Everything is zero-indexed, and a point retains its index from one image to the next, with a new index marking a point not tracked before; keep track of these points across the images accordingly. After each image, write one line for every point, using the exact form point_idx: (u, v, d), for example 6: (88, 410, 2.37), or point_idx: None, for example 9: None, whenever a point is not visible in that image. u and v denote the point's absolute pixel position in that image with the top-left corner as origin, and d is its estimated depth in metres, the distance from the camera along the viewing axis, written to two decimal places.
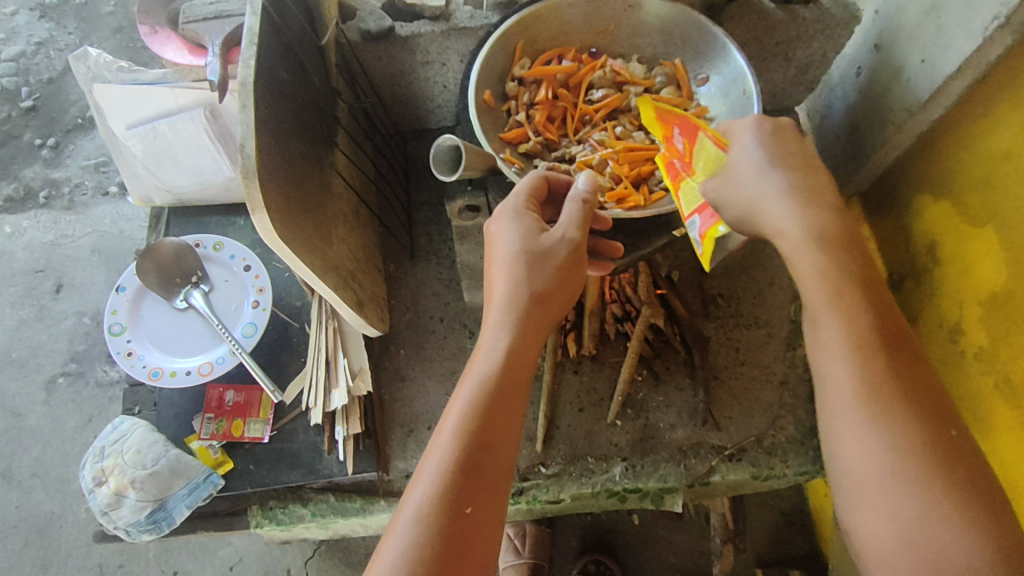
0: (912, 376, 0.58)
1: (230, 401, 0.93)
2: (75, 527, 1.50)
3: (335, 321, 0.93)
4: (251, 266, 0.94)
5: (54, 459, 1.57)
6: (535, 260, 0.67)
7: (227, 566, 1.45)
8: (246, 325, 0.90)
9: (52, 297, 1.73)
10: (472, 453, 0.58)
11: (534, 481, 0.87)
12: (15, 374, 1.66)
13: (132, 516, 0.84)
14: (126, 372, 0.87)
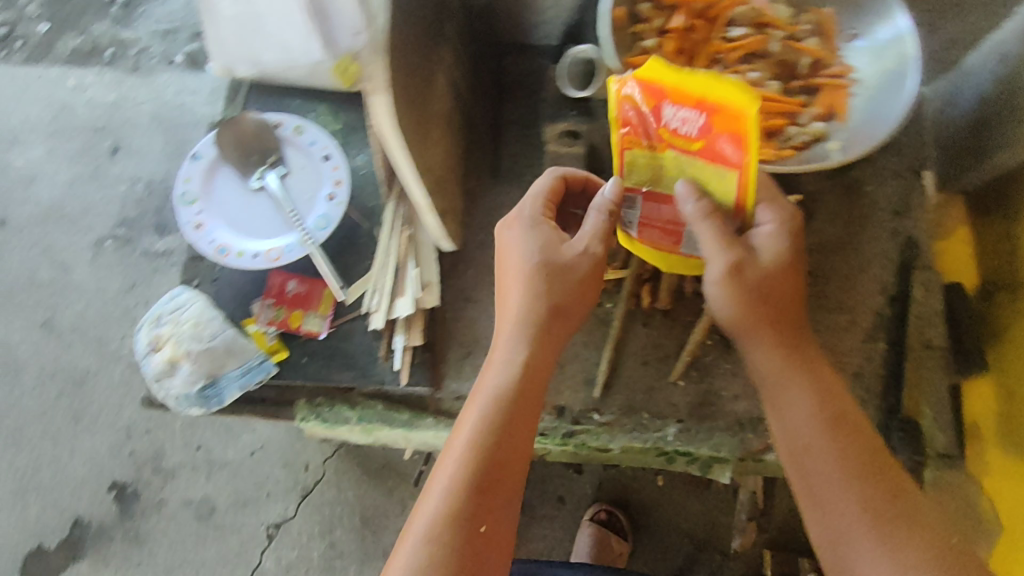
0: (849, 472, 0.68)
1: (292, 291, 0.92)
2: (108, 387, 1.54)
3: (409, 229, 0.89)
4: (330, 158, 0.92)
5: (95, 318, 1.59)
6: (550, 276, 0.73)
7: (249, 450, 1.47)
8: (319, 217, 0.89)
9: (109, 159, 1.72)
10: (480, 468, 0.67)
11: (585, 426, 0.87)
12: (66, 228, 1.66)
13: (183, 386, 0.86)
14: (194, 244, 0.88)
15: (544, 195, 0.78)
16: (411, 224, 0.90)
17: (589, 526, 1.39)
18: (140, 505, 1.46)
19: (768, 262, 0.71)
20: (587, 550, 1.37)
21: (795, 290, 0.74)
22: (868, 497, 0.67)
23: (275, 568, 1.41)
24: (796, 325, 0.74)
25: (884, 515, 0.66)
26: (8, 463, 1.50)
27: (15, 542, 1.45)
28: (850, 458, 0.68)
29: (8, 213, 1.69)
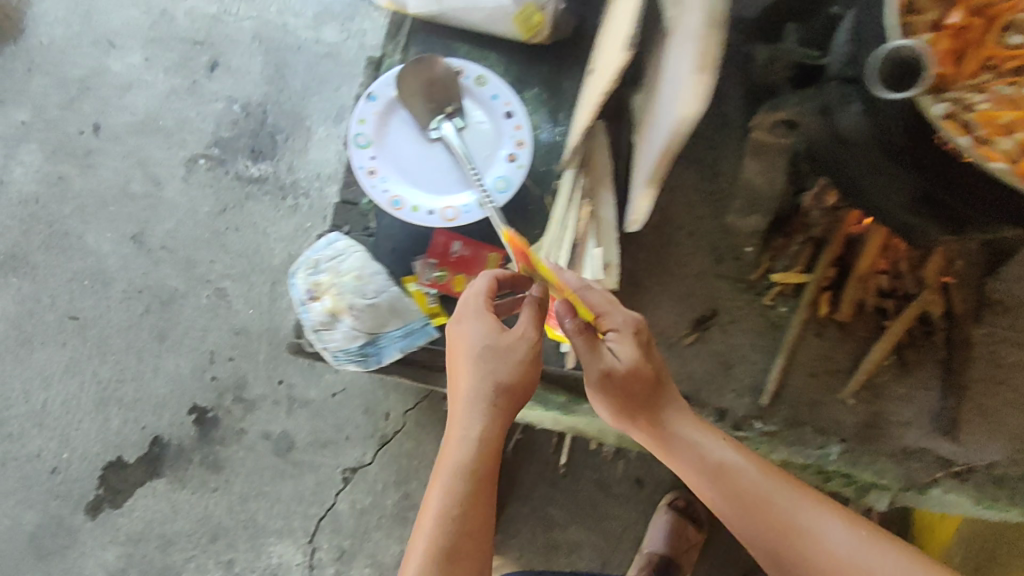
0: (764, 505, 0.79)
1: (456, 254, 0.94)
2: (195, 310, 1.52)
3: (591, 204, 0.89)
4: (513, 115, 0.89)
5: (186, 239, 1.56)
6: (494, 357, 0.81)
7: (330, 392, 1.47)
8: (497, 179, 0.87)
9: (206, 75, 1.63)
10: (458, 525, 0.75)
11: (749, 433, 0.99)
12: (161, 142, 1.61)
13: (345, 341, 0.91)
14: (367, 192, 0.87)
15: (480, 297, 0.85)
16: (593, 200, 0.89)
17: (665, 512, 1.37)
18: (220, 431, 1.46)
19: (623, 363, 0.83)
20: (664, 534, 1.34)
21: (657, 377, 0.86)
22: (792, 524, 0.77)
23: (349, 510, 1.42)
24: (665, 402, 0.85)
25: (796, 529, 0.77)
26: (91, 373, 1.50)
27: (95, 452, 1.46)
28: (746, 483, 0.81)
29: (103, 119, 1.64)
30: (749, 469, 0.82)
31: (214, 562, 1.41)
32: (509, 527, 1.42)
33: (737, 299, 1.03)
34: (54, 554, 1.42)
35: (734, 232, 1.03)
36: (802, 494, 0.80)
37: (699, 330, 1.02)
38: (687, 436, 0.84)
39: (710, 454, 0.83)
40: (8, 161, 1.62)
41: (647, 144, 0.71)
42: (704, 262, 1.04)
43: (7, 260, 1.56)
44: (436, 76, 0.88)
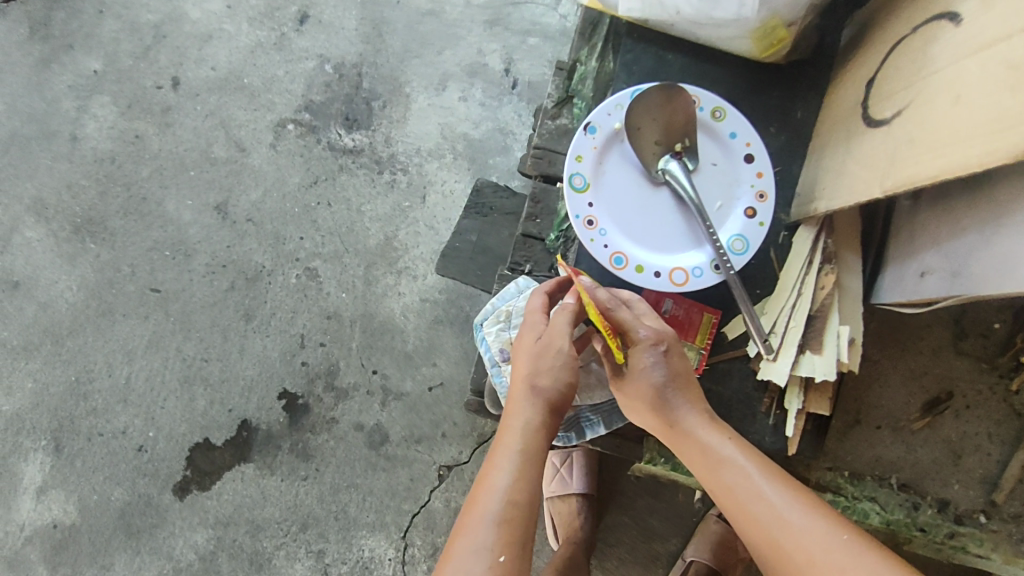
0: (774, 516, 0.65)
1: (668, 312, 0.83)
2: (283, 290, 1.43)
3: (836, 270, 0.77)
4: (755, 160, 0.75)
5: (273, 211, 1.46)
6: (539, 360, 0.76)
7: (427, 385, 1.40)
8: (734, 237, 0.74)
9: (295, 28, 1.51)
10: (503, 507, 0.66)
11: (970, 527, 0.88)
12: (245, 102, 1.50)
13: None
14: (587, 246, 0.73)
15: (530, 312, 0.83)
16: (838, 263, 0.78)
17: (714, 521, 1.29)
18: (311, 419, 1.40)
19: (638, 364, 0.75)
20: (714, 545, 1.26)
21: (683, 375, 0.75)
22: (798, 537, 0.64)
23: (444, 509, 1.37)
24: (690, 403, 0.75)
25: (793, 543, 0.63)
26: (176, 350, 1.43)
27: (182, 432, 1.41)
28: (763, 491, 0.67)
29: (181, 73, 1.51)
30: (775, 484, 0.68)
31: (304, 552, 1.37)
32: (607, 536, 1.36)
33: (976, 380, 0.91)
34: (143, 532, 1.39)
35: (982, 307, 0.91)
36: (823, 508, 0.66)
37: (931, 414, 0.90)
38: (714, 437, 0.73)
39: (728, 463, 0.70)
40: (79, 115, 1.50)
41: (981, 238, 0.56)
42: (942, 340, 0.91)
43: (85, 224, 1.47)
44: (671, 108, 0.73)
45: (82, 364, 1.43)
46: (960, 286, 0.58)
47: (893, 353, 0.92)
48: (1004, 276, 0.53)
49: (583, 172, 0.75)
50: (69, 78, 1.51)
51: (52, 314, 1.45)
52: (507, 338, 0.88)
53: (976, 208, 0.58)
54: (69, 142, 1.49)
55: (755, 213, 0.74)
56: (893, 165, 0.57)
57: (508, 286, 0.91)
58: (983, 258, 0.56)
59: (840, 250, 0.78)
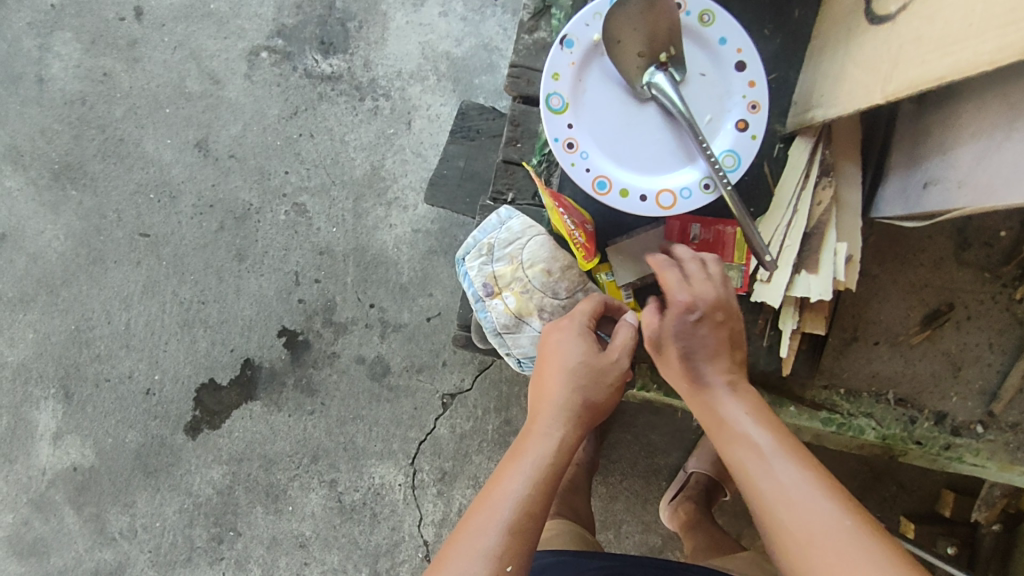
0: (780, 497, 0.63)
1: (696, 237, 0.81)
2: (273, 228, 1.40)
3: (834, 182, 0.74)
4: (747, 68, 0.70)
5: (255, 146, 1.41)
6: (586, 375, 0.75)
7: (425, 315, 1.39)
8: (725, 153, 0.70)
9: None
10: (515, 513, 0.67)
11: (966, 438, 0.88)
12: (213, 31, 1.42)
13: (528, 344, 0.85)
14: (568, 172, 0.70)
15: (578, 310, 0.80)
16: (836, 175, 0.74)
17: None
18: (312, 355, 1.41)
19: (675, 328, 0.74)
20: (714, 458, 1.29)
21: (713, 343, 0.73)
22: (797, 512, 0.62)
23: (449, 435, 1.40)
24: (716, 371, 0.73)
25: (782, 519, 0.62)
26: (172, 294, 1.42)
27: (187, 374, 1.42)
28: (780, 470, 0.65)
29: (143, 2, 1.42)
30: (785, 462, 0.66)
31: (317, 482, 1.41)
32: (609, 453, 1.39)
33: (979, 290, 0.88)
34: (160, 471, 1.43)
35: (987, 216, 0.88)
36: (830, 485, 0.63)
37: (930, 328, 0.88)
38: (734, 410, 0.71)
39: (742, 437, 0.69)
40: (43, 55, 1.43)
41: (991, 144, 0.52)
42: (945, 253, 0.89)
43: (64, 170, 1.43)
44: (655, 14, 0.66)
45: (80, 312, 1.43)
46: (966, 196, 0.55)
47: (893, 267, 0.89)
48: (1016, 181, 0.49)
49: (561, 92, 0.70)
50: (27, 14, 1.43)
51: (44, 265, 1.43)
52: (490, 270, 0.86)
53: (985, 112, 0.53)
54: (36, 85, 1.43)
55: (747, 126, 0.70)
56: (897, 68, 0.53)
57: (490, 218, 0.88)
58: (995, 164, 0.52)
59: (838, 160, 0.74)
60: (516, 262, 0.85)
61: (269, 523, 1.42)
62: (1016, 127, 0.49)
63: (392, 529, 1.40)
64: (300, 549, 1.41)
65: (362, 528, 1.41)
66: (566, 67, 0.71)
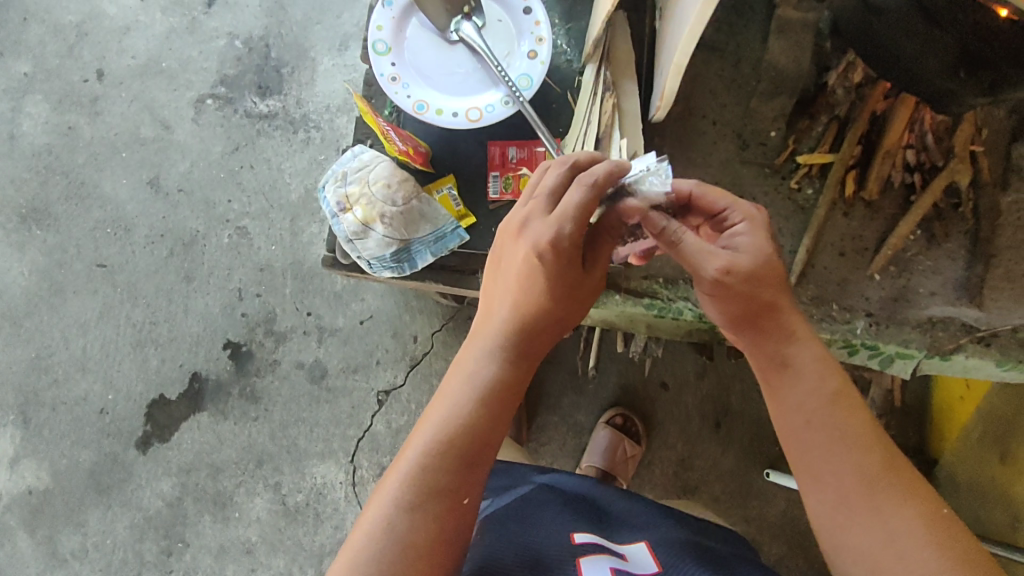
0: (835, 453, 0.63)
1: (514, 158, 0.82)
2: (218, 250, 1.54)
3: (614, 95, 0.75)
4: (533, 10, 0.81)
5: (201, 179, 1.57)
6: (558, 293, 0.68)
7: (358, 319, 1.51)
8: (520, 76, 0.80)
9: (204, 11, 1.63)
10: (458, 438, 0.63)
11: None
12: (165, 85, 1.61)
13: (378, 250, 0.79)
14: (391, 99, 0.80)
15: (550, 190, 0.67)
16: (616, 90, 0.76)
17: (604, 428, 1.40)
18: (255, 364, 1.50)
19: (751, 265, 0.66)
20: (602, 451, 1.37)
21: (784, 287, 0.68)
22: (857, 487, 0.62)
23: (386, 430, 1.47)
24: (787, 315, 0.67)
25: (836, 486, 0.63)
26: (126, 317, 1.54)
27: (139, 392, 1.51)
28: (852, 434, 0.63)
29: (104, 65, 1.63)
30: (836, 416, 0.64)
31: (262, 486, 1.47)
32: (540, 436, 1.46)
33: (763, 184, 0.82)
34: (112, 488, 1.49)
35: (757, 119, 0.83)
36: (874, 441, 0.64)
37: None
38: (807, 360, 0.66)
39: (809, 386, 0.66)
40: (15, 115, 1.62)
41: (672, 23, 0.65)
42: (726, 151, 0.83)
43: (30, 213, 1.58)
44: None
45: (40, 341, 1.54)
46: (662, 71, 0.68)
47: (687, 170, 0.84)
48: (684, 21, 0.57)
49: (384, 39, 0.82)
50: (3, 82, 1.63)
51: (9, 300, 1.56)
52: (339, 189, 0.81)
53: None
54: (8, 142, 1.61)
55: (535, 52, 0.80)
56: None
57: (345, 152, 0.83)
58: (671, 37, 0.65)
59: (618, 80, 0.76)
60: (362, 181, 0.80)
61: (216, 531, 1.46)
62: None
63: (335, 527, 1.45)
64: (246, 556, 1.45)
65: (306, 529, 1.45)
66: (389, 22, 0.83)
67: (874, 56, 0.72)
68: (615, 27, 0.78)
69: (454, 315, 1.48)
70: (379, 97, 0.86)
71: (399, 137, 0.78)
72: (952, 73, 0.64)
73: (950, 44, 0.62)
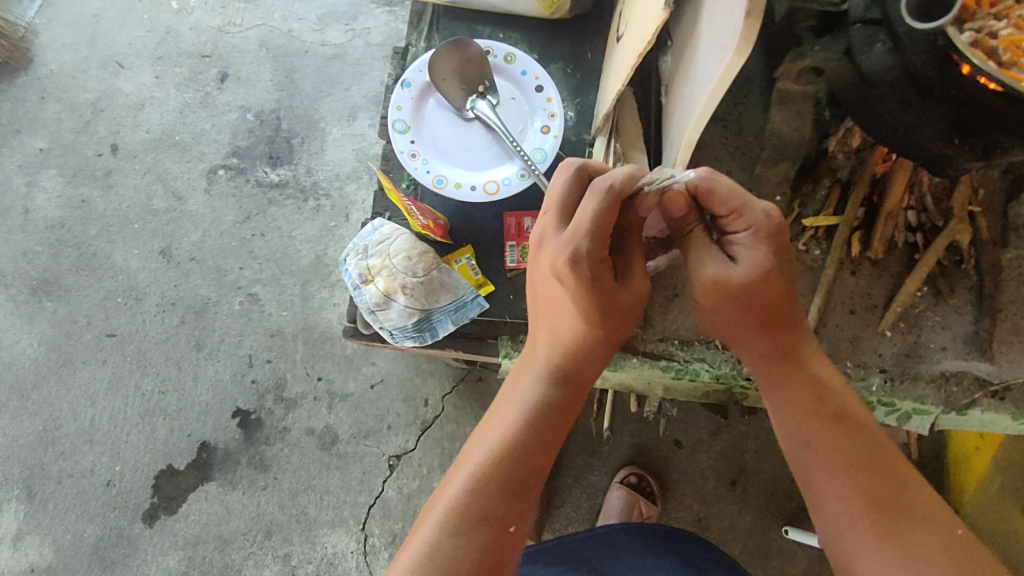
0: (841, 472, 0.66)
1: (530, 229, 0.85)
2: (229, 317, 1.55)
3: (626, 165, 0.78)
4: (544, 88, 0.86)
5: (213, 248, 1.60)
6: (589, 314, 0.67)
7: (369, 383, 1.51)
8: (535, 150, 0.84)
9: (217, 87, 1.69)
10: (497, 464, 0.65)
11: None
12: (178, 157, 1.66)
13: (400, 319, 0.81)
14: (411, 174, 0.83)
15: (560, 203, 0.66)
16: (627, 161, 0.79)
17: (619, 489, 1.38)
18: (264, 431, 1.49)
19: (743, 277, 0.64)
20: (619, 512, 1.36)
21: (785, 304, 0.67)
22: (865, 508, 0.65)
23: (398, 496, 1.45)
24: (791, 332, 0.69)
25: (844, 505, 0.65)
26: (134, 387, 1.54)
27: (146, 462, 1.50)
28: (859, 455, 0.67)
29: (118, 139, 1.68)
30: (842, 436, 0.67)
31: (271, 558, 1.43)
32: (554, 499, 1.44)
33: None
34: (116, 564, 1.45)
35: (762, 185, 0.86)
36: (882, 462, 0.66)
37: None
38: (811, 377, 0.69)
39: (817, 403, 0.69)
40: (29, 190, 1.65)
41: (682, 95, 0.68)
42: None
43: (41, 285, 1.60)
44: (463, 52, 0.84)
45: (48, 413, 1.53)
46: (675, 139, 0.70)
47: None
48: (694, 105, 0.61)
49: (404, 118, 0.86)
50: (19, 158, 1.67)
51: (17, 371, 1.56)
52: (361, 262, 0.83)
53: (684, 71, 0.68)
54: (22, 215, 1.64)
55: (548, 128, 0.85)
56: (625, 57, 0.71)
57: (365, 226, 0.87)
58: (681, 108, 0.68)
59: (628, 151, 0.79)
60: (383, 253, 0.83)
61: None
62: (692, 70, 0.63)
63: None
64: None
65: None
66: (407, 103, 0.87)
67: (871, 122, 0.75)
68: (621, 103, 0.82)
69: (465, 377, 1.49)
70: (397, 171, 0.90)
71: (423, 213, 0.81)
72: (946, 141, 0.69)
73: (944, 114, 0.66)
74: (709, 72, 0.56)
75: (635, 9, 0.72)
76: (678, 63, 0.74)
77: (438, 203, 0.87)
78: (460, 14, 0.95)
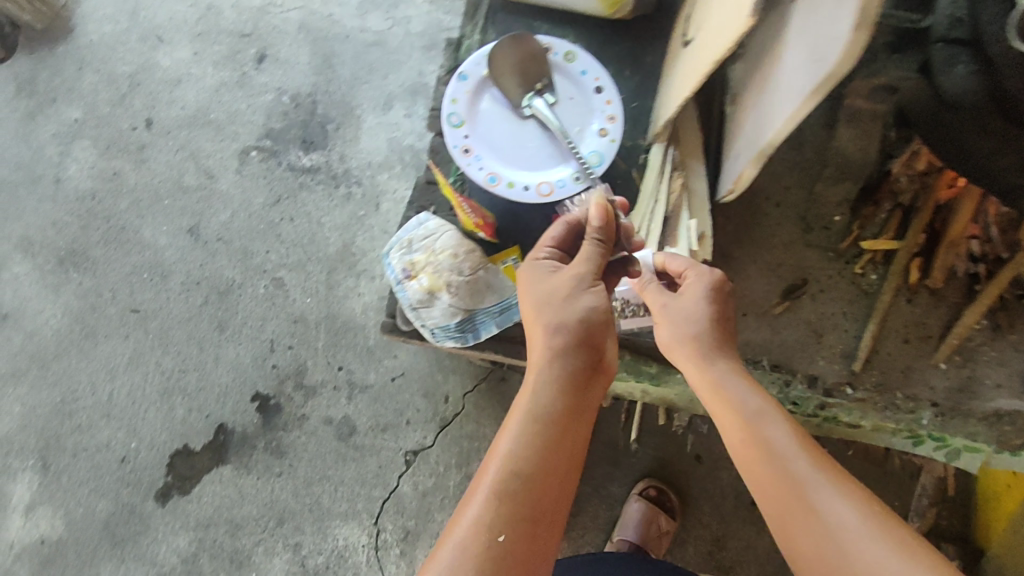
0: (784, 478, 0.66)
1: None
2: (252, 300, 1.54)
3: (683, 175, 0.86)
4: (604, 90, 0.84)
5: (241, 230, 1.58)
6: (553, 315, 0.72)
7: (390, 376, 1.49)
8: (591, 152, 0.82)
9: (254, 67, 1.67)
10: (499, 473, 0.64)
11: (839, 399, 0.85)
12: (212, 135, 1.64)
13: (443, 318, 0.82)
14: (463, 171, 0.81)
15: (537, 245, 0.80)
16: (685, 170, 0.86)
17: (638, 501, 1.36)
18: (282, 418, 1.48)
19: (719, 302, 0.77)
20: (636, 525, 1.33)
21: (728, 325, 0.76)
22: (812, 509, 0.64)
23: (412, 493, 1.43)
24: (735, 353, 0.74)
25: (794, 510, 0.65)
26: (155, 364, 1.53)
27: (162, 441, 1.49)
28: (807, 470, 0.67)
29: (153, 114, 1.67)
30: (780, 441, 0.68)
31: (282, 545, 1.42)
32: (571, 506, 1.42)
33: (826, 267, 0.90)
34: (127, 541, 1.44)
35: (821, 204, 0.91)
36: (823, 466, 0.66)
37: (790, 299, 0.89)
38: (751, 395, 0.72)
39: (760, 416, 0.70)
40: (62, 159, 1.65)
41: (756, 108, 0.65)
42: (791, 234, 0.92)
43: (68, 256, 1.59)
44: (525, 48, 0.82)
45: (67, 385, 1.53)
46: (742, 154, 0.67)
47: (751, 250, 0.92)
48: (770, 120, 0.59)
49: (458, 112, 0.84)
50: (53, 126, 1.67)
51: (39, 341, 1.55)
52: (407, 256, 0.84)
53: (760, 83, 0.65)
54: (53, 184, 1.63)
55: (606, 131, 0.82)
56: (697, 62, 0.68)
57: (410, 218, 0.86)
58: (754, 121, 0.65)
59: (685, 160, 0.86)
60: (429, 249, 0.83)
61: None
62: (771, 82, 0.61)
63: None
64: None
65: None
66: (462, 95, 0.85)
67: (945, 147, 0.72)
68: (683, 114, 0.86)
69: (488, 376, 1.47)
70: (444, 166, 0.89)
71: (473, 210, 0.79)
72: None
73: None
74: (796, 87, 0.53)
75: (711, 14, 0.69)
76: (749, 72, 0.71)
77: (487, 200, 0.85)
78: (517, 9, 0.93)
